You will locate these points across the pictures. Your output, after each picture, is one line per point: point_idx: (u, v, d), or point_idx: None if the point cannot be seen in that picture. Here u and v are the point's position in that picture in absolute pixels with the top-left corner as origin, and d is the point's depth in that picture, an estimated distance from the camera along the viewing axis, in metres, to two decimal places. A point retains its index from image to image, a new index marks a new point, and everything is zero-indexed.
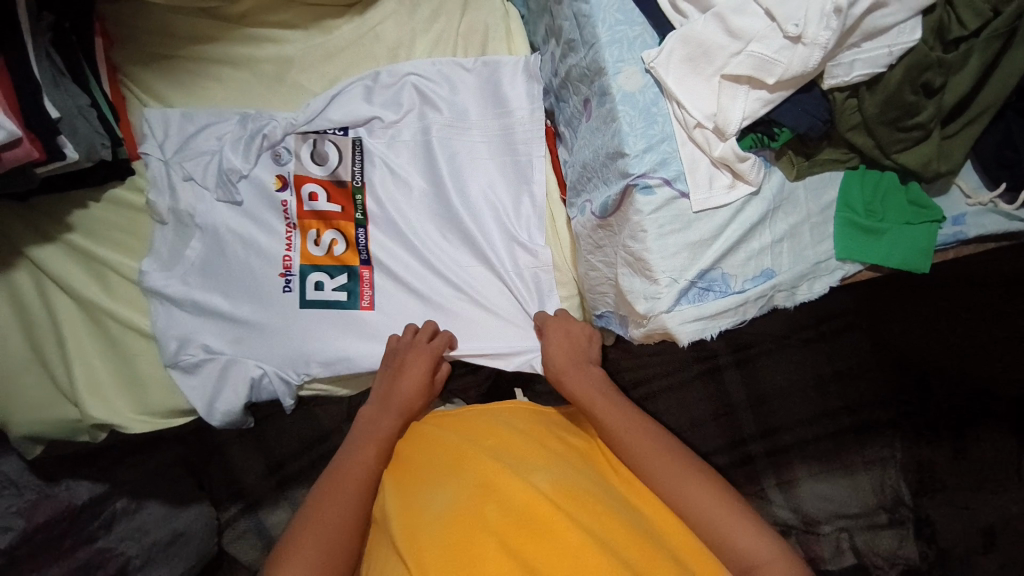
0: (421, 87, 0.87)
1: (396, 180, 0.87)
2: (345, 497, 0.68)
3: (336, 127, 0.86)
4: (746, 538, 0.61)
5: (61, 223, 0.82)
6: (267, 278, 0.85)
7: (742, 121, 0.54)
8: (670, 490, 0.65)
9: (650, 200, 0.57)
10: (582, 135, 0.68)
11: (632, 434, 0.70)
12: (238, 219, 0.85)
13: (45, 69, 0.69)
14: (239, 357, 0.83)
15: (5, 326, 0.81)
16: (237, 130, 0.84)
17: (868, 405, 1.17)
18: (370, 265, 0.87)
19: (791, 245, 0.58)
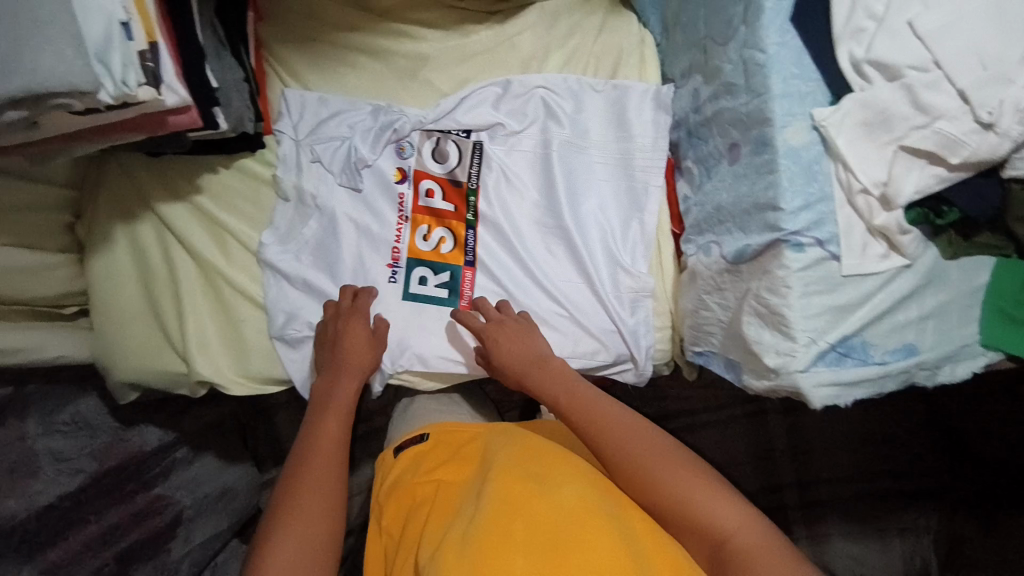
0: (548, 101, 0.87)
1: (511, 188, 0.89)
2: (313, 476, 0.70)
3: (461, 129, 0.88)
4: (716, 511, 0.59)
5: (190, 183, 0.86)
6: (373, 267, 0.87)
7: (913, 193, 0.54)
8: (649, 479, 0.63)
9: (799, 258, 0.58)
10: (722, 177, 0.68)
11: (597, 419, 0.70)
12: (355, 205, 0.88)
13: (210, 40, 0.70)
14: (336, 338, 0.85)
15: (122, 275, 0.84)
16: (369, 120, 0.87)
17: (914, 473, 1.17)
18: (473, 266, 0.89)
19: (936, 324, 0.59)
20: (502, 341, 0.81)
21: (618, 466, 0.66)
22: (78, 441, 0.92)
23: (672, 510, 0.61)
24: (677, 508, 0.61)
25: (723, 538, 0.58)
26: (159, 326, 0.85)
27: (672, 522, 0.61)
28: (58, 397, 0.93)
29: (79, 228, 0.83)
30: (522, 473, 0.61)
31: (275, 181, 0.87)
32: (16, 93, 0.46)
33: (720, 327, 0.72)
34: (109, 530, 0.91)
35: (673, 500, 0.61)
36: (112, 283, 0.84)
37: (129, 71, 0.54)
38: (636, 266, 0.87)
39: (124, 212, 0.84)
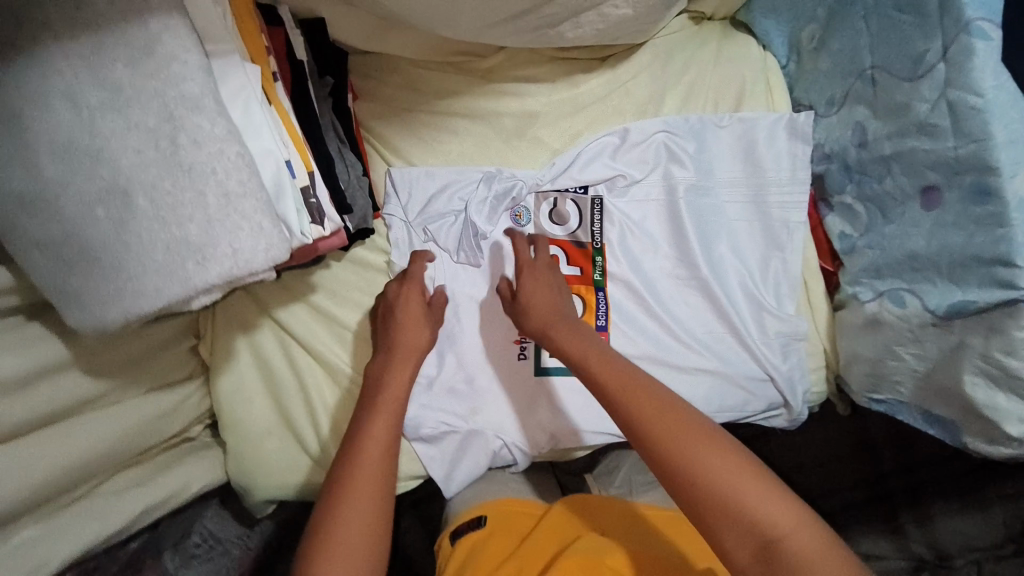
0: (670, 143, 0.81)
1: (639, 240, 0.82)
2: (360, 510, 0.56)
3: (578, 185, 0.81)
4: (762, 507, 0.49)
5: (305, 282, 0.81)
6: (501, 346, 0.82)
7: None
8: (675, 465, 0.52)
9: None
10: (898, 224, 0.66)
11: (632, 389, 0.57)
12: (476, 283, 0.82)
13: (332, 140, 0.66)
14: (473, 432, 0.81)
15: (251, 389, 0.80)
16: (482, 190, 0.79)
17: None
18: (606, 331, 0.80)
19: None
20: (527, 285, 0.70)
21: (645, 441, 0.54)
22: (214, 564, 0.85)
23: (712, 511, 0.50)
24: (717, 512, 0.50)
25: (773, 535, 0.48)
26: (292, 436, 0.81)
27: (705, 520, 0.50)
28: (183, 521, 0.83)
29: (203, 349, 0.78)
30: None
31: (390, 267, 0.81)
32: (216, 282, 0.40)
33: (914, 378, 0.67)
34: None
35: (711, 494, 0.50)
36: (242, 400, 0.79)
37: (301, 215, 0.50)
38: (782, 308, 0.81)
39: (244, 324, 0.80)
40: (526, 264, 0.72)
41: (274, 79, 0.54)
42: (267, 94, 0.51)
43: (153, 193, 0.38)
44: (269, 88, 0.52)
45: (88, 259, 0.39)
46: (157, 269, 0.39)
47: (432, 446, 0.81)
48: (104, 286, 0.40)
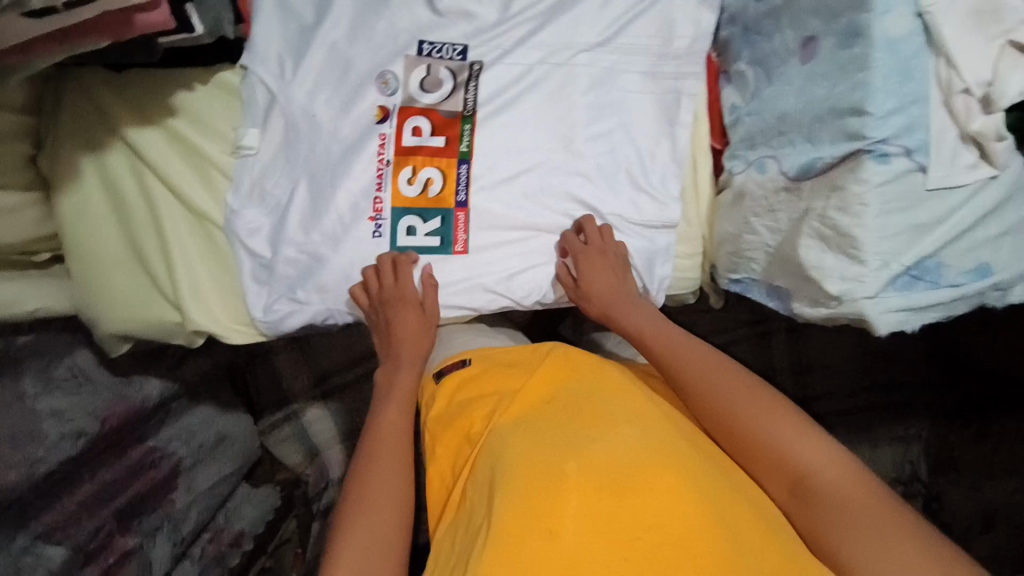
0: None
1: (532, 100, 0.78)
2: (393, 480, 0.66)
3: (454, 51, 0.77)
4: (794, 446, 0.59)
5: (163, 104, 0.74)
6: (352, 225, 0.78)
7: (1020, 94, 0.48)
8: (731, 418, 0.62)
9: (882, 170, 0.52)
10: (785, 80, 0.61)
11: (693, 358, 0.68)
12: (331, 143, 0.77)
13: None
14: (334, 308, 0.81)
15: (99, 213, 0.75)
16: (349, 26, 0.76)
17: (907, 384, 1.18)
18: (466, 208, 0.79)
19: (1014, 242, 0.55)
20: (584, 265, 0.77)
21: (714, 412, 0.63)
22: (79, 399, 0.84)
23: (752, 449, 0.60)
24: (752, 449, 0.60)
25: (806, 475, 0.57)
26: (144, 269, 0.77)
27: (750, 457, 0.61)
28: (50, 352, 0.83)
29: (41, 162, 0.73)
30: (529, 420, 0.62)
31: (235, 140, 0.76)
32: None
33: (765, 253, 0.66)
34: (103, 488, 0.88)
35: (757, 440, 0.60)
36: (88, 222, 0.74)
37: None
38: (667, 189, 0.79)
39: (91, 143, 0.73)
40: (579, 250, 0.78)
41: None
42: None
43: None
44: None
45: None
46: None
47: (272, 321, 0.79)
48: None
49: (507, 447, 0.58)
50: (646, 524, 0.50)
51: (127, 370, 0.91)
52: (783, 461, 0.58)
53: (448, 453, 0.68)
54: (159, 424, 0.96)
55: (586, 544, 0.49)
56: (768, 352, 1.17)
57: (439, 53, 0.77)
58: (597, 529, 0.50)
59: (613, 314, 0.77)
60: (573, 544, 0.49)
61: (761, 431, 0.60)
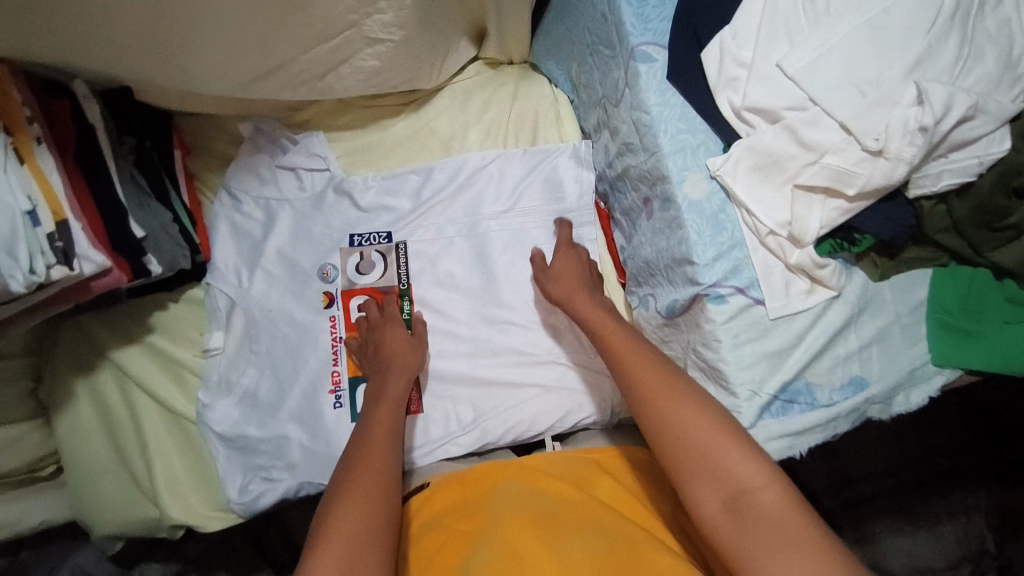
0: (475, 177, 0.88)
1: (461, 265, 0.88)
2: (370, 488, 0.62)
3: (381, 235, 0.88)
4: (733, 462, 0.51)
5: (141, 325, 0.88)
6: (320, 394, 0.85)
7: (820, 229, 0.52)
8: (660, 403, 0.55)
9: (722, 309, 0.56)
10: (644, 233, 0.67)
11: (627, 347, 0.61)
12: (290, 329, 0.88)
13: (131, 191, 0.75)
14: (305, 480, 0.83)
15: (91, 427, 0.86)
16: (289, 232, 0.89)
17: (949, 457, 1.07)
18: (415, 369, 0.87)
19: (881, 350, 0.56)
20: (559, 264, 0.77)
21: (649, 406, 0.56)
22: None
23: (684, 455, 0.53)
24: (683, 455, 0.53)
25: (741, 491, 0.50)
26: (128, 471, 0.86)
27: (681, 465, 0.53)
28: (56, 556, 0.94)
29: (41, 392, 0.86)
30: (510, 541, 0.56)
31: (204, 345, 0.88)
32: None
33: None
34: None
35: (696, 451, 0.53)
36: (83, 437, 0.86)
37: (37, 254, 0.57)
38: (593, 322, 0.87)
39: (83, 368, 0.87)
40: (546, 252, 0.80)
41: (37, 144, 0.62)
42: (20, 153, 0.61)
43: None
44: (19, 136, 0.61)
45: None
46: None
47: (246, 502, 0.84)
48: None
49: None
50: None
51: (130, 561, 0.98)
52: (716, 471, 0.52)
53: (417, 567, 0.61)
54: None
55: None
56: None
57: (370, 240, 0.89)
58: None
59: (577, 295, 0.73)
60: None
61: (707, 450, 0.52)
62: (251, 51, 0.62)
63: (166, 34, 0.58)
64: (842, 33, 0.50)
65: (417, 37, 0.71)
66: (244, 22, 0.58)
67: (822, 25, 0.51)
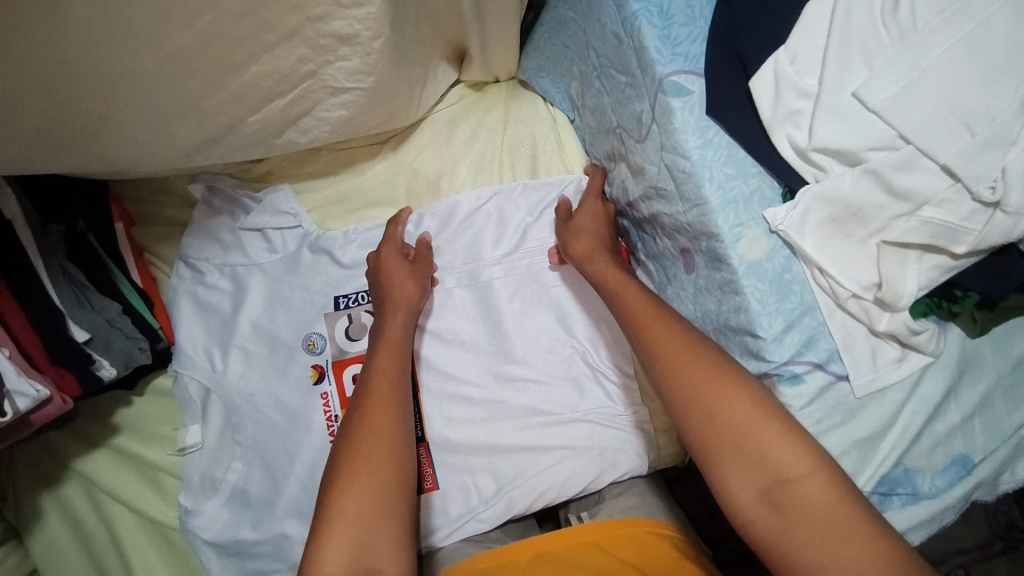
0: (468, 217, 0.77)
1: (466, 320, 0.76)
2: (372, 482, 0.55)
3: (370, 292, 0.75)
4: (770, 442, 0.44)
5: (106, 426, 0.76)
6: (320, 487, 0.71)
7: (917, 291, 0.43)
8: (684, 377, 0.47)
9: (798, 389, 0.47)
10: (685, 290, 0.57)
11: (642, 309, 0.52)
12: (272, 414, 0.73)
13: (66, 289, 0.63)
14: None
15: (66, 550, 0.75)
16: (260, 300, 0.76)
17: None
18: (426, 441, 0.73)
19: (984, 420, 0.47)
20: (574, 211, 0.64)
21: (669, 373, 0.47)
22: None
23: (714, 436, 0.45)
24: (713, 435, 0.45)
25: (783, 479, 0.43)
26: None
27: (709, 447, 0.45)
28: None
29: (7, 513, 0.75)
30: None
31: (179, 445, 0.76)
32: None
33: None
34: None
35: (730, 428, 0.45)
36: (55, 562, 0.74)
37: None
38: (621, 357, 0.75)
39: (47, 483, 0.75)
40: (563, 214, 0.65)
41: None
42: None
43: None
44: None
45: None
46: None
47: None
48: None
49: None
50: None
51: None
52: (752, 456, 0.44)
53: None
54: None
55: None
56: None
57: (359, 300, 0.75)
58: None
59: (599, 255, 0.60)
60: None
61: (740, 429, 0.44)
62: (184, 120, 0.54)
63: (81, 119, 0.49)
64: (937, 53, 0.40)
65: (392, 79, 0.60)
66: (176, 92, 0.50)
67: (911, 42, 0.40)
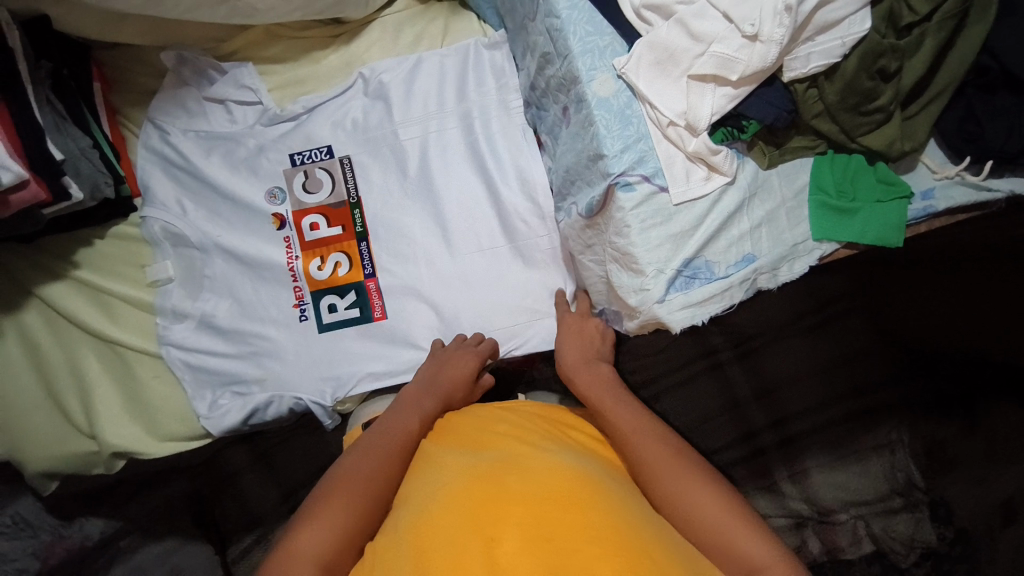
0: (399, 95, 0.90)
1: (404, 188, 0.89)
2: (387, 464, 0.63)
3: (323, 152, 0.89)
4: (736, 536, 0.55)
5: (70, 262, 0.86)
6: (279, 315, 0.87)
7: (712, 116, 0.58)
8: (664, 481, 0.60)
9: (631, 196, 0.61)
10: (565, 141, 0.71)
11: (647, 433, 0.65)
12: (236, 269, 0.88)
13: (48, 114, 0.74)
14: (276, 393, 0.84)
15: (19, 367, 0.82)
16: (226, 165, 0.88)
17: (874, 388, 1.13)
18: (375, 277, 0.87)
19: (769, 231, 0.62)
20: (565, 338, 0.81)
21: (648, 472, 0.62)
22: (19, 543, 0.98)
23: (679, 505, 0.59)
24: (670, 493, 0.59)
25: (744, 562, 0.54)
26: (57, 411, 0.83)
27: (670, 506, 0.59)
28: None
29: None
30: (492, 454, 0.61)
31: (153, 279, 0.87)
32: None
33: (604, 281, 0.73)
34: None
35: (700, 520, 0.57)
36: (9, 377, 0.82)
37: None
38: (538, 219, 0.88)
39: (8, 305, 0.84)
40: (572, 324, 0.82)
41: None
42: None
43: None
44: None
45: None
46: None
47: (216, 417, 0.84)
48: None
49: (465, 465, 0.59)
50: (569, 527, 0.50)
51: (70, 512, 1.01)
52: (716, 538, 0.56)
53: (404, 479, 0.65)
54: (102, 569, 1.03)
55: (514, 555, 0.48)
56: (728, 385, 1.15)
57: (311, 158, 0.89)
58: (490, 536, 0.50)
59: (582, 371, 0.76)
60: (499, 553, 0.48)
61: (708, 516, 0.57)
62: None
63: None
64: None
65: None
66: None
67: None
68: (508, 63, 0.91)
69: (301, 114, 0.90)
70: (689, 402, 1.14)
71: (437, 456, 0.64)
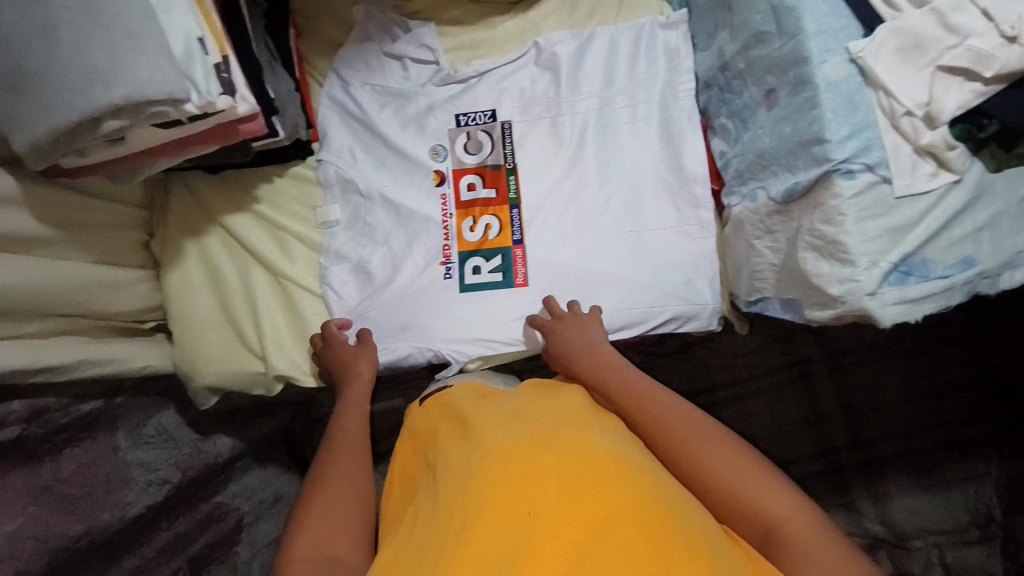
0: (572, 67, 0.91)
1: (558, 160, 0.90)
2: (344, 465, 0.70)
3: (485, 115, 0.91)
4: (759, 494, 0.59)
5: (250, 196, 0.91)
6: (426, 268, 0.89)
7: (955, 110, 0.57)
8: (690, 454, 0.63)
9: (851, 184, 0.60)
10: (757, 126, 0.70)
11: (657, 413, 0.67)
12: (394, 220, 0.91)
13: (263, 53, 0.80)
14: (418, 346, 0.87)
15: (198, 285, 0.90)
16: (396, 119, 0.92)
17: (970, 422, 1.07)
18: (522, 244, 0.89)
19: (992, 236, 0.60)
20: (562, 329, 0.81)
21: (669, 446, 0.65)
22: (163, 452, 0.98)
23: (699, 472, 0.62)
24: (694, 467, 0.62)
25: (769, 520, 0.58)
26: (229, 330, 0.90)
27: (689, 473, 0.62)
28: (141, 411, 0.96)
29: (154, 245, 0.89)
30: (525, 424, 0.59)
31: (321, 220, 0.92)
32: (120, 100, 0.52)
33: (773, 270, 0.71)
34: (178, 537, 1.01)
35: (721, 487, 0.60)
36: (189, 294, 0.89)
37: (209, 81, 0.60)
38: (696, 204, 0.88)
39: (193, 228, 0.90)
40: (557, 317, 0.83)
41: None
42: None
43: (59, 37, 0.52)
44: None
45: (19, 85, 0.52)
46: (76, 88, 0.52)
47: None
48: (46, 98, 0.52)
49: (491, 433, 0.57)
50: (601, 512, 0.49)
51: (206, 429, 1.04)
52: (741, 499, 0.60)
53: (413, 452, 0.66)
54: (222, 483, 1.08)
55: (550, 535, 0.47)
56: (812, 395, 1.09)
57: (475, 120, 0.91)
58: (525, 511, 0.49)
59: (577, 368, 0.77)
60: (536, 529, 0.48)
61: (733, 482, 0.60)
62: None
63: None
64: None
65: None
66: None
67: None
68: (683, 45, 0.90)
69: (471, 77, 0.92)
70: (774, 410, 1.10)
71: (452, 421, 0.63)
